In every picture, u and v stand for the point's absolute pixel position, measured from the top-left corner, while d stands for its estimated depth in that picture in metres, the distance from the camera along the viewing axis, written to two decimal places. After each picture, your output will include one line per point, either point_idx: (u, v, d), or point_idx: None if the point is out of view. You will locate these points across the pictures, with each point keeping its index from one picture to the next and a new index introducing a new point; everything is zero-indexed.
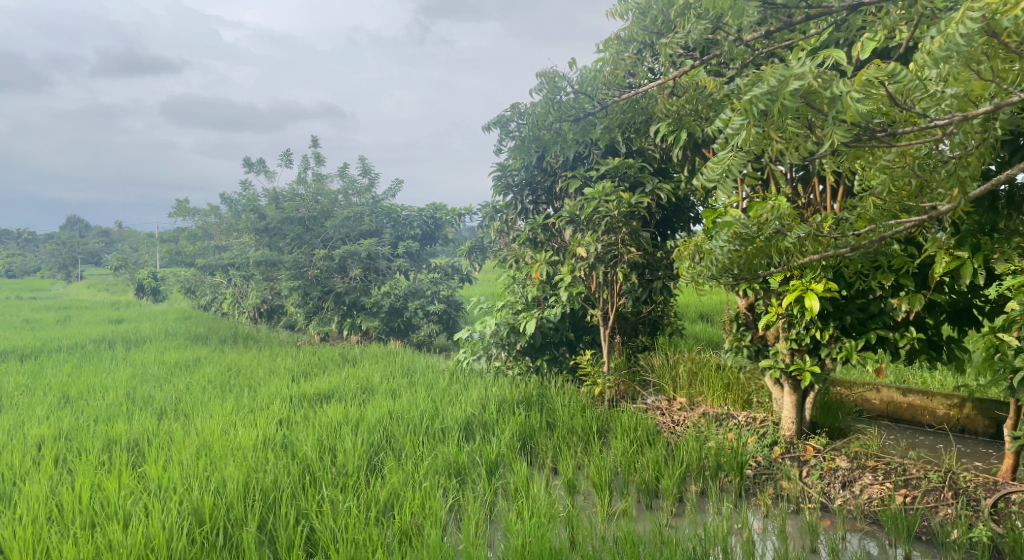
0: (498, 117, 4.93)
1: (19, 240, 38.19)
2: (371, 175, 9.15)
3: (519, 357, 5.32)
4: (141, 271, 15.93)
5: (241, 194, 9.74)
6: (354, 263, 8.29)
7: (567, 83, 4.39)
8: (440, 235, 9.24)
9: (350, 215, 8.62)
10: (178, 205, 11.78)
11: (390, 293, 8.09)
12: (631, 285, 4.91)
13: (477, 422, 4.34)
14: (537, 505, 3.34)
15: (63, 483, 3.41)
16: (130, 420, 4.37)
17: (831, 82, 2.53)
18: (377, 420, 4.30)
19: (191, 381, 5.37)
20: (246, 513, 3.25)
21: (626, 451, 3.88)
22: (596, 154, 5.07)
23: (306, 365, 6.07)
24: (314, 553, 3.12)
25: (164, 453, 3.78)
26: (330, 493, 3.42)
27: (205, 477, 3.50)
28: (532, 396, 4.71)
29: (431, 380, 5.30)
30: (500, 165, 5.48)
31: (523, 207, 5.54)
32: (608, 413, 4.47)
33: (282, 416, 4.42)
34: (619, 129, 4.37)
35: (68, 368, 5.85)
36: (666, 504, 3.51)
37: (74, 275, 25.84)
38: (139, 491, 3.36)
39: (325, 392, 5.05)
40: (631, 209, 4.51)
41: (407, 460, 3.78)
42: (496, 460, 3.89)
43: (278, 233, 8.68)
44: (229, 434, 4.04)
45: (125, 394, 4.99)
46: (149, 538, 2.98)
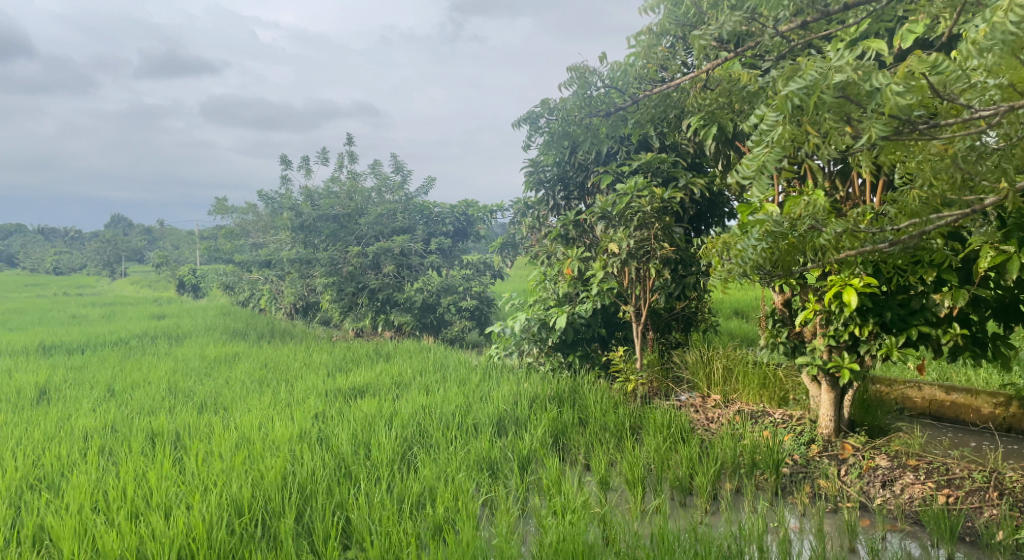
0: (528, 114, 4.91)
1: (66, 239, 39.49)
2: (404, 172, 9.23)
3: (551, 353, 5.33)
4: (182, 269, 16.30)
5: (277, 192, 9.90)
6: (387, 260, 8.36)
7: (598, 78, 4.35)
8: (472, 231, 9.27)
9: (384, 212, 8.68)
10: (217, 203, 12.02)
11: (423, 290, 8.15)
12: (664, 281, 4.88)
13: (509, 418, 4.36)
14: (569, 502, 3.35)
15: (109, 474, 3.52)
16: (172, 414, 4.48)
17: (871, 75, 2.49)
18: (411, 416, 4.34)
19: (231, 376, 5.50)
20: (284, 505, 3.31)
21: (660, 448, 3.86)
22: (628, 150, 5.03)
23: (342, 360, 6.16)
24: (349, 545, 3.17)
25: (204, 445, 3.88)
26: (364, 487, 3.47)
27: (244, 469, 3.57)
28: (564, 392, 4.71)
29: (464, 375, 5.32)
30: (532, 161, 5.47)
31: (555, 203, 5.53)
32: (641, 410, 4.45)
33: (318, 410, 4.49)
34: (651, 123, 4.36)
35: (114, 362, 6.02)
36: (701, 502, 3.48)
37: (118, 272, 26.62)
38: (180, 482, 3.44)
39: (360, 387, 5.12)
40: (664, 204, 4.47)
41: (440, 455, 3.81)
42: (529, 456, 3.89)
43: (314, 230, 8.80)
44: (266, 428, 4.12)
45: (167, 388, 5.12)
46: (191, 529, 3.06)
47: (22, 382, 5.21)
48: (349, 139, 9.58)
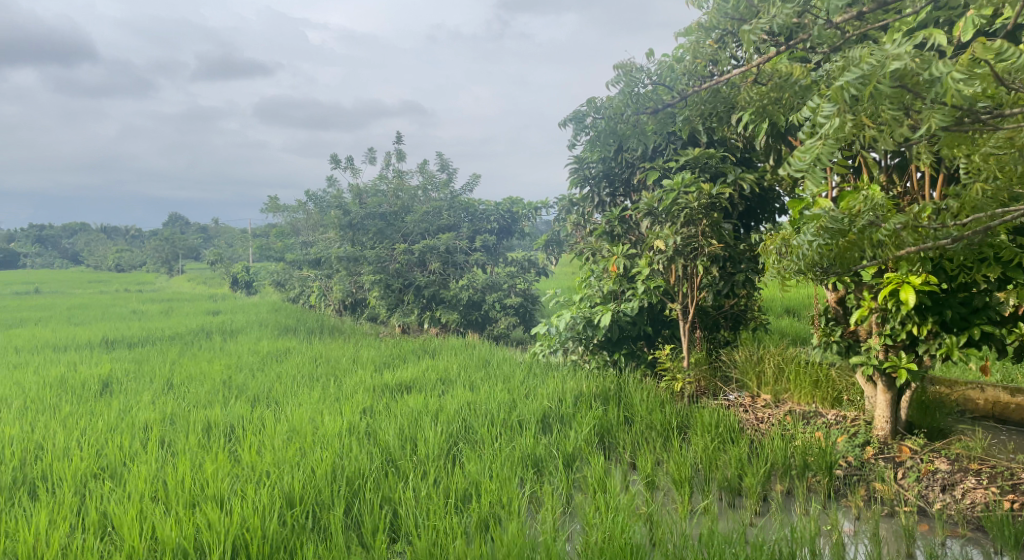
0: (574, 112, 4.89)
1: (127, 237, 41.06)
2: (450, 170, 9.30)
3: (596, 351, 5.29)
4: (236, 266, 16.79)
5: (326, 191, 10.09)
6: (433, 257, 8.45)
7: (645, 75, 4.32)
8: (517, 229, 9.33)
9: (429, 210, 8.77)
10: (269, 202, 12.31)
11: (468, 287, 8.20)
12: (712, 279, 4.80)
13: (554, 415, 4.35)
14: (615, 501, 3.33)
15: (167, 464, 3.64)
16: (227, 407, 4.62)
17: (930, 63, 2.41)
18: (456, 411, 4.38)
19: (282, 370, 5.64)
20: (333, 498, 3.38)
21: (707, 448, 3.81)
22: (675, 146, 4.96)
23: (389, 356, 6.25)
24: (397, 539, 3.22)
25: (256, 438, 3.98)
26: (411, 481, 3.51)
27: (295, 462, 3.66)
28: (610, 390, 4.68)
29: (509, 372, 5.34)
30: (577, 158, 5.44)
31: (600, 199, 5.50)
32: (688, 409, 4.39)
33: (366, 405, 4.57)
34: (700, 119, 4.30)
35: (172, 356, 6.24)
36: (750, 503, 3.42)
37: (175, 269, 27.55)
38: (235, 474, 3.54)
39: (406, 382, 5.19)
40: (712, 200, 4.40)
41: (485, 451, 3.83)
42: (574, 453, 3.88)
43: (361, 228, 8.95)
44: (316, 422, 4.21)
45: (222, 381, 5.28)
46: (245, 519, 3.15)
47: (87, 374, 5.44)
48: (397, 138, 9.71)
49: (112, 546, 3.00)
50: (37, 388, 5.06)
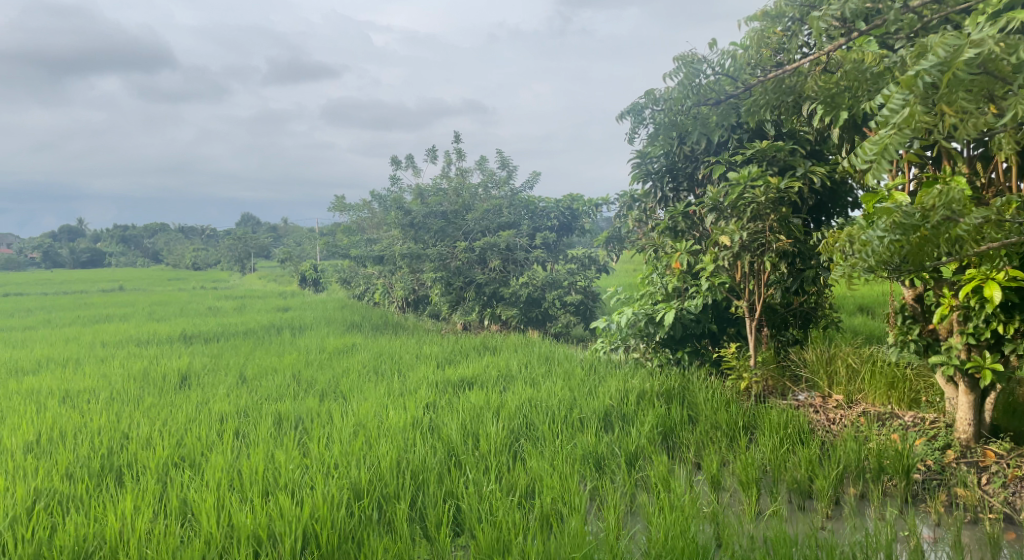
0: (632, 105, 4.84)
1: (202, 237, 42.93)
2: (510, 167, 9.34)
3: (658, 349, 5.22)
4: (304, 264, 17.32)
5: (390, 190, 10.30)
6: (493, 255, 8.52)
7: (707, 66, 4.28)
8: (577, 225, 9.31)
9: (490, 208, 8.84)
10: (335, 201, 12.65)
11: (529, 284, 8.23)
12: (780, 275, 4.66)
13: (616, 414, 4.32)
14: (679, 501, 3.28)
15: (242, 454, 3.80)
16: (297, 400, 4.79)
17: (1016, 47, 2.33)
18: (518, 408, 4.40)
19: (348, 365, 5.79)
20: (398, 491, 3.45)
21: (776, 449, 3.71)
22: (741, 137, 4.83)
23: (451, 352, 6.33)
24: (460, 532, 3.26)
25: (325, 430, 4.11)
26: (473, 476, 3.55)
27: (362, 455, 3.76)
28: (673, 389, 4.61)
29: (570, 370, 5.33)
30: (639, 152, 5.38)
31: (662, 194, 5.42)
32: (755, 409, 4.28)
33: (429, 400, 4.65)
34: (766, 110, 4.16)
35: (246, 351, 6.49)
36: (821, 506, 3.32)
37: (247, 268, 28.61)
38: (304, 466, 3.66)
39: (468, 378, 5.25)
40: (780, 194, 4.27)
41: (546, 448, 3.84)
42: (636, 452, 3.85)
43: (423, 227, 9.09)
44: (382, 416, 4.31)
45: (292, 376, 5.47)
46: (315, 509, 3.25)
47: (167, 368, 5.72)
48: (457, 137, 9.79)
49: (191, 532, 3.13)
50: (123, 380, 5.36)
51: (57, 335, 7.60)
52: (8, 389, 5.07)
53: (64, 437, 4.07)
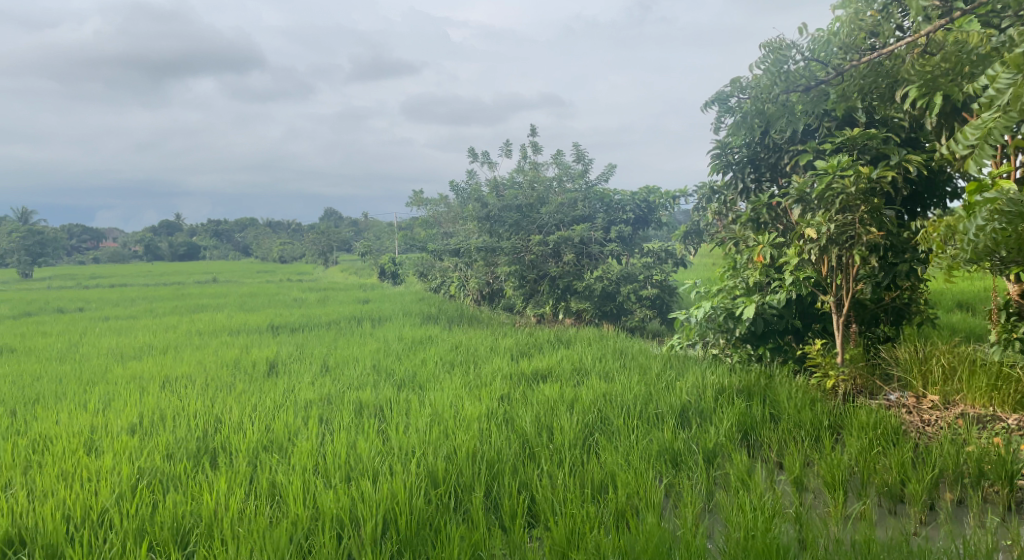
0: (718, 93, 4.97)
1: (287, 231, 44.79)
2: (585, 160, 9.29)
3: (739, 345, 5.08)
4: (383, 257, 17.79)
5: (466, 184, 10.45)
6: (567, 248, 8.49)
7: (796, 50, 4.26)
8: (653, 218, 9.13)
9: (565, 201, 8.80)
10: (413, 195, 12.92)
11: (603, 278, 8.16)
12: (870, 269, 4.50)
13: (693, 410, 4.23)
14: (760, 501, 3.20)
15: (326, 440, 3.95)
16: (376, 389, 4.94)
17: None
18: (592, 402, 4.38)
19: (426, 356, 5.92)
20: (474, 481, 3.50)
21: (864, 451, 3.56)
22: (829, 125, 4.65)
23: (526, 345, 6.36)
24: (534, 524, 3.28)
25: (403, 419, 4.23)
26: (548, 469, 3.57)
27: (439, 444, 3.84)
28: (754, 386, 4.47)
29: (645, 364, 5.28)
30: (720, 143, 5.27)
31: (744, 185, 5.27)
32: (842, 408, 4.10)
33: (503, 392, 4.70)
34: (858, 96, 4.04)
35: (329, 341, 6.73)
36: (914, 511, 3.17)
37: (329, 261, 29.61)
38: (385, 453, 3.77)
39: (542, 371, 5.28)
40: (871, 184, 4.07)
41: (621, 443, 3.81)
42: (715, 449, 3.76)
43: (498, 220, 9.18)
44: (458, 407, 4.39)
45: (372, 365, 5.65)
46: (394, 494, 3.35)
47: (257, 356, 6.01)
48: (532, 131, 9.82)
49: (279, 512, 3.28)
50: (216, 367, 5.67)
51: (158, 324, 8.11)
52: (115, 373, 5.45)
53: (165, 420, 4.34)
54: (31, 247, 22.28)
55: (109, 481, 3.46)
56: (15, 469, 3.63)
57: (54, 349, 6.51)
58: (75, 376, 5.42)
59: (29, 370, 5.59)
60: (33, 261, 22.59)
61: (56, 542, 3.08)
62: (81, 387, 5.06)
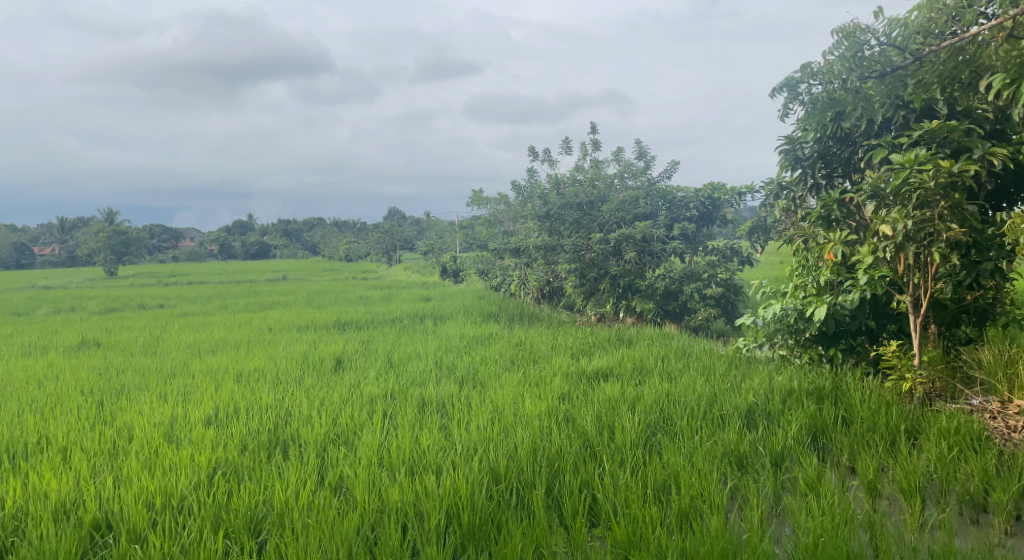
0: (787, 80, 4.94)
1: (353, 230, 45.87)
2: (647, 157, 9.18)
3: (810, 346, 4.89)
4: (444, 256, 17.99)
5: (527, 182, 10.48)
6: (629, 247, 8.39)
7: (872, 36, 4.29)
8: (718, 215, 8.92)
9: (626, 198, 8.70)
10: (474, 195, 13.04)
11: (666, 276, 8.04)
12: (951, 267, 4.26)
13: (759, 412, 4.13)
14: (832, 506, 3.11)
15: (391, 435, 4.04)
16: (439, 385, 5.02)
17: None
18: (654, 402, 4.33)
19: (487, 354, 5.97)
20: (535, 478, 3.51)
21: (944, 456, 3.41)
22: (907, 117, 4.47)
23: (586, 344, 6.33)
24: (596, 524, 3.26)
25: (465, 416, 4.28)
26: (609, 468, 3.54)
27: (500, 441, 3.87)
28: (824, 389, 4.32)
29: (709, 365, 5.17)
30: (789, 137, 5.13)
31: (814, 181, 5.11)
32: (920, 412, 3.92)
33: (563, 390, 4.70)
34: (937, 84, 4.01)
35: (392, 338, 6.87)
36: (999, 521, 3.02)
37: (393, 259, 30.13)
38: (447, 448, 3.83)
39: (603, 369, 5.24)
40: (952, 178, 3.87)
41: (685, 443, 3.75)
42: (783, 452, 3.67)
43: (559, 218, 9.20)
44: (518, 404, 4.42)
45: (434, 362, 5.74)
46: (457, 490, 3.40)
47: (324, 352, 6.18)
48: (593, 128, 9.75)
49: (347, 504, 3.37)
50: (286, 362, 5.87)
51: (231, 320, 8.45)
52: (193, 367, 5.71)
53: (238, 413, 4.52)
54: (116, 247, 23.56)
55: (188, 471, 3.62)
56: (103, 457, 3.84)
57: (137, 343, 6.87)
58: (156, 368, 5.71)
59: (115, 363, 5.91)
60: (118, 260, 23.89)
61: (138, 527, 3.23)
62: (161, 380, 5.32)
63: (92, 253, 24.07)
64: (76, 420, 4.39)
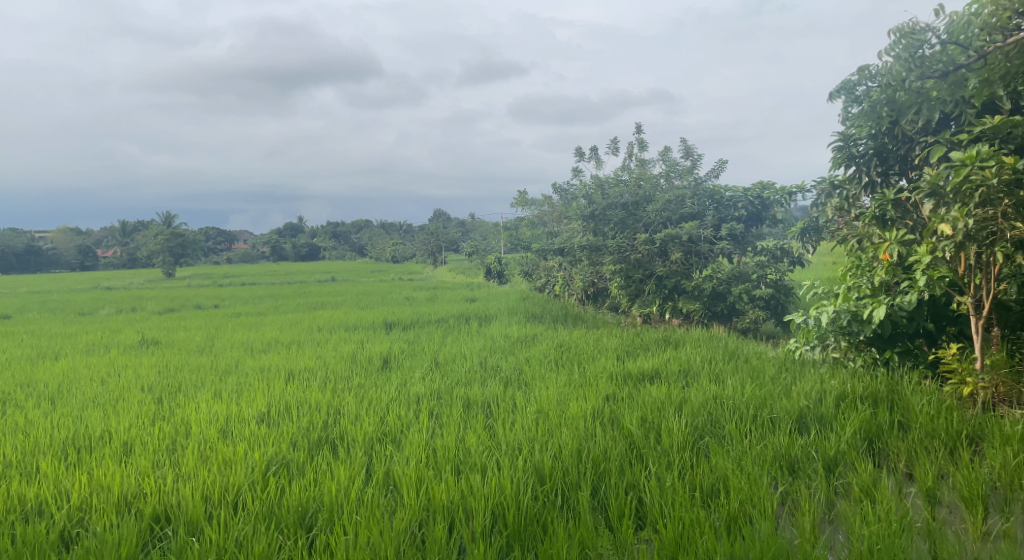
0: (844, 82, 4.94)
1: (399, 232, 46.47)
2: (694, 156, 9.05)
3: (863, 349, 4.78)
4: (490, 257, 18.09)
5: (571, 183, 10.46)
6: (675, 247, 8.29)
7: (932, 35, 4.30)
8: (768, 215, 8.71)
9: (672, 198, 8.59)
10: (518, 196, 13.07)
11: (713, 277, 7.94)
12: (1016, 267, 4.08)
13: (811, 416, 4.04)
14: (888, 513, 3.03)
15: (437, 434, 4.08)
16: (484, 385, 5.05)
17: None
18: (701, 404, 4.27)
19: (531, 354, 5.97)
20: (580, 480, 3.50)
21: (1008, 464, 3.28)
22: (968, 113, 4.32)
23: (631, 345, 6.29)
24: (643, 526, 3.24)
25: (510, 416, 4.29)
26: (656, 470, 3.51)
27: (545, 441, 3.87)
28: (879, 393, 4.20)
29: (758, 368, 5.07)
30: (842, 135, 5.00)
31: (869, 179, 4.97)
32: (982, 418, 3.77)
33: (609, 392, 4.67)
34: (1001, 80, 3.92)
35: (438, 338, 6.93)
36: None
37: (438, 260, 30.36)
38: (492, 448, 3.85)
39: (648, 371, 5.18)
40: (1017, 175, 3.70)
41: (733, 447, 3.68)
42: (836, 457, 3.58)
43: (604, 219, 9.16)
44: (564, 405, 4.41)
45: (478, 362, 5.77)
46: (502, 489, 3.42)
47: (372, 351, 6.29)
48: (639, 128, 9.67)
49: (394, 501, 3.42)
50: (335, 361, 5.98)
51: (282, 320, 8.66)
52: (246, 365, 5.88)
53: (289, 410, 4.63)
54: (173, 249, 24.41)
55: (242, 466, 3.73)
56: (162, 452, 3.98)
57: (193, 342, 7.11)
58: (211, 367, 5.90)
59: (173, 361, 6.12)
60: (175, 262, 24.74)
61: (195, 520, 3.34)
62: (216, 378, 5.50)
63: (151, 255, 24.98)
64: (137, 416, 4.56)
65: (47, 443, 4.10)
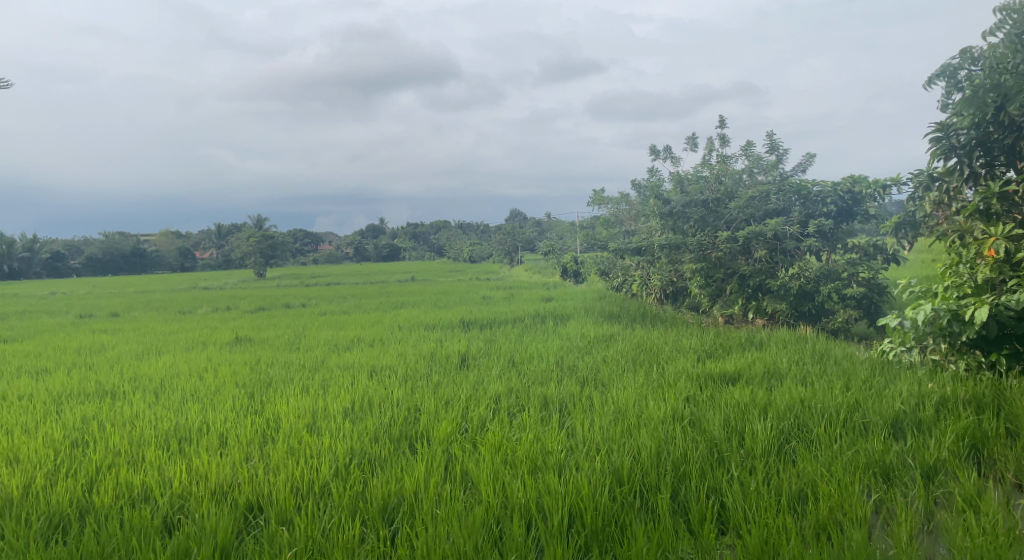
0: (944, 67, 4.71)
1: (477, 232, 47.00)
2: (779, 151, 8.73)
3: (966, 351, 4.47)
4: (566, 256, 18.02)
5: (649, 180, 10.29)
6: (759, 245, 8.05)
7: None
8: (860, 211, 8.13)
9: (755, 195, 8.35)
10: (595, 194, 12.99)
11: (800, 276, 7.62)
12: None
13: (908, 421, 3.83)
14: (992, 526, 2.86)
15: (515, 432, 4.11)
16: (560, 384, 5.05)
17: None
18: (787, 408, 4.11)
19: (608, 354, 5.93)
20: (659, 481, 3.44)
21: None
22: None
23: (712, 346, 6.13)
24: (725, 531, 3.15)
25: (587, 416, 4.27)
26: (738, 474, 3.40)
27: (623, 442, 3.83)
28: (984, 399, 3.93)
29: (849, 371, 4.84)
30: (943, 125, 4.73)
31: (971, 171, 4.66)
32: None
33: (689, 393, 4.57)
34: None
35: (515, 337, 6.98)
36: None
37: (515, 259, 30.48)
38: (569, 449, 3.84)
39: (731, 373, 5.04)
40: None
41: (822, 452, 3.54)
42: (936, 465, 3.38)
43: (682, 217, 9.05)
44: (642, 406, 4.36)
45: (555, 361, 5.78)
46: (580, 489, 3.40)
47: (450, 349, 6.40)
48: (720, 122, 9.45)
49: (473, 497, 3.47)
50: (416, 359, 6.13)
51: (365, 318, 8.95)
52: (331, 362, 6.10)
53: (372, 405, 4.78)
54: (263, 250, 25.61)
55: (327, 460, 3.87)
56: (254, 444, 4.18)
57: (283, 339, 7.44)
58: (301, 363, 6.16)
59: (265, 358, 6.44)
60: (265, 263, 25.94)
61: (286, 509, 3.49)
62: (305, 374, 5.73)
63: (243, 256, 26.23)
64: (232, 409, 4.81)
65: (151, 434, 4.37)
